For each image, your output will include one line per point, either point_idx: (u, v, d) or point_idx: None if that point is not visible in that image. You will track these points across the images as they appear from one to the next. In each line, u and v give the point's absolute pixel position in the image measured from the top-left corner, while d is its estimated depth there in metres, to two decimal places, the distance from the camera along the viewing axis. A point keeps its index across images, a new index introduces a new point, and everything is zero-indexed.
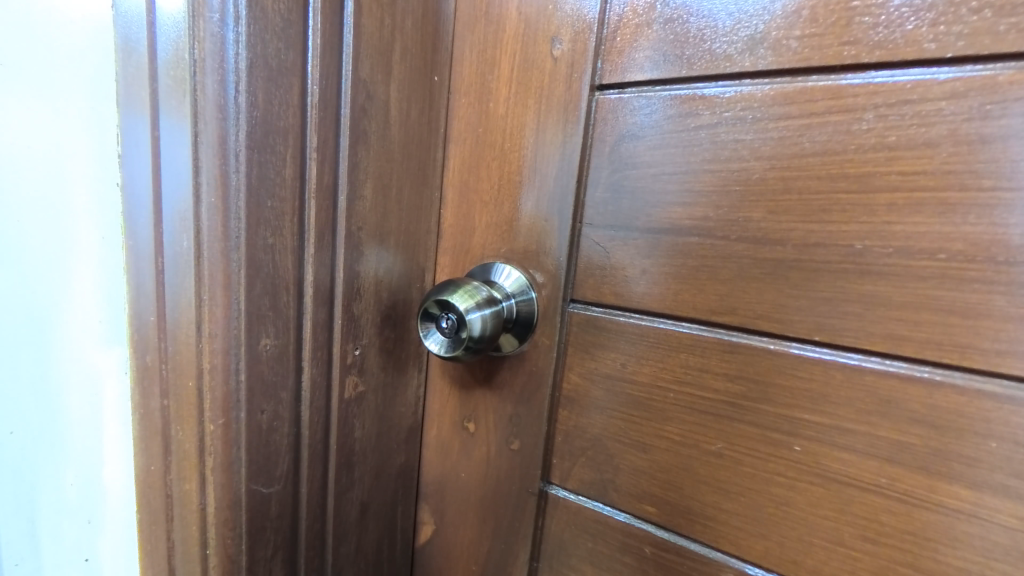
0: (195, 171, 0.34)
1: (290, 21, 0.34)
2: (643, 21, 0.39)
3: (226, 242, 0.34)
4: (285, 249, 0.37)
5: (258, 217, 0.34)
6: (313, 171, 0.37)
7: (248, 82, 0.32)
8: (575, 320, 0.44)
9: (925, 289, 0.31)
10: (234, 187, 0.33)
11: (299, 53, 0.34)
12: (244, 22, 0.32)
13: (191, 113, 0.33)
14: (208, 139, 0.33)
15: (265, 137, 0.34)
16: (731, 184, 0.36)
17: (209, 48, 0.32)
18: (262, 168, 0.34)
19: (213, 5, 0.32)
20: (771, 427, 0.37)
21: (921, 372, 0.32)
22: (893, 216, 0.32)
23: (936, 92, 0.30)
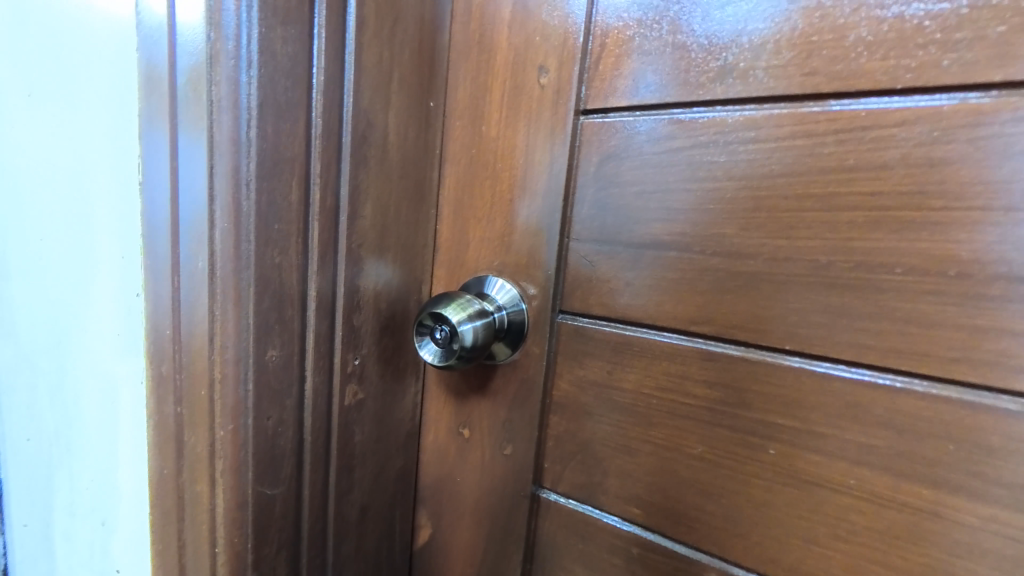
0: (210, 199, 0.37)
1: (297, 61, 0.37)
2: (623, 52, 0.42)
3: (237, 262, 0.37)
4: (291, 266, 0.39)
5: (266, 237, 0.37)
6: (316, 194, 0.39)
7: (259, 118, 0.35)
8: (564, 328, 0.47)
9: (886, 302, 0.33)
10: (245, 212, 0.36)
11: (305, 88, 0.37)
12: (255, 66, 0.35)
13: (207, 144, 0.36)
14: (222, 169, 0.36)
15: (274, 166, 0.37)
16: (707, 203, 0.39)
17: (225, 89, 0.35)
18: (271, 194, 0.37)
19: (229, 50, 0.35)
20: (747, 430, 0.39)
21: (882, 379, 0.34)
22: (854, 233, 0.34)
23: (889, 119, 0.33)
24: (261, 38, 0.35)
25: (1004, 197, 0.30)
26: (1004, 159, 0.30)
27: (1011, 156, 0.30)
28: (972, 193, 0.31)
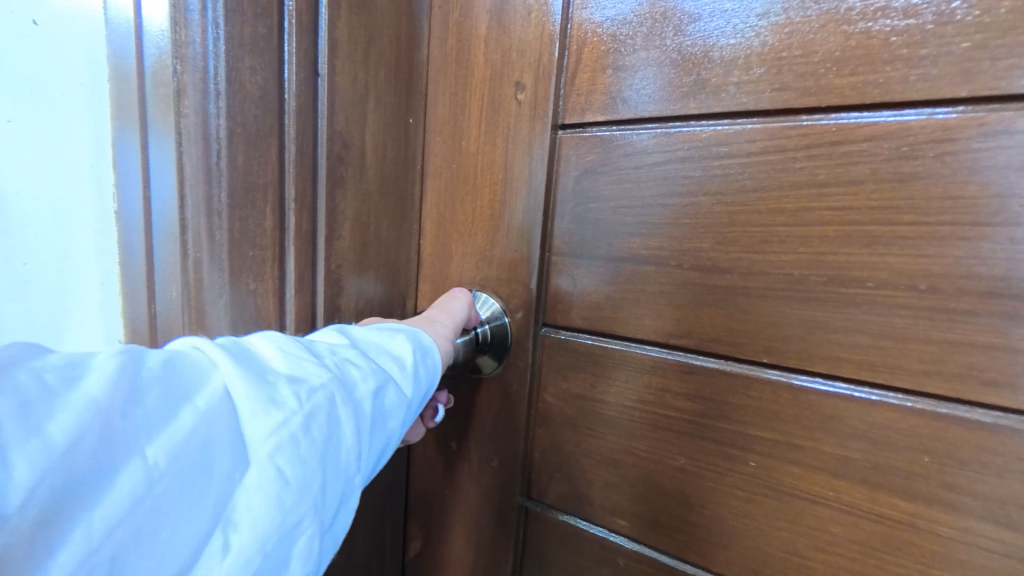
0: (182, 229, 0.37)
1: (268, 89, 0.37)
2: (598, 67, 0.42)
3: (210, 291, 0.38)
4: (267, 291, 0.40)
5: (241, 264, 0.38)
6: (291, 219, 0.40)
7: (228, 148, 0.36)
8: (547, 341, 0.47)
9: (860, 315, 0.34)
10: (218, 241, 0.37)
11: (276, 115, 0.38)
12: (222, 97, 0.35)
13: (176, 177, 0.37)
14: (194, 201, 0.37)
15: (246, 194, 0.37)
16: (683, 217, 0.39)
17: (194, 120, 0.35)
18: (244, 222, 0.37)
19: (195, 83, 0.35)
20: (727, 442, 0.40)
21: (856, 393, 0.34)
22: (826, 247, 0.34)
23: (858, 134, 0.33)
24: (228, 70, 0.35)
25: (972, 212, 0.30)
26: (971, 174, 0.30)
27: (976, 171, 0.30)
28: (941, 208, 0.31)
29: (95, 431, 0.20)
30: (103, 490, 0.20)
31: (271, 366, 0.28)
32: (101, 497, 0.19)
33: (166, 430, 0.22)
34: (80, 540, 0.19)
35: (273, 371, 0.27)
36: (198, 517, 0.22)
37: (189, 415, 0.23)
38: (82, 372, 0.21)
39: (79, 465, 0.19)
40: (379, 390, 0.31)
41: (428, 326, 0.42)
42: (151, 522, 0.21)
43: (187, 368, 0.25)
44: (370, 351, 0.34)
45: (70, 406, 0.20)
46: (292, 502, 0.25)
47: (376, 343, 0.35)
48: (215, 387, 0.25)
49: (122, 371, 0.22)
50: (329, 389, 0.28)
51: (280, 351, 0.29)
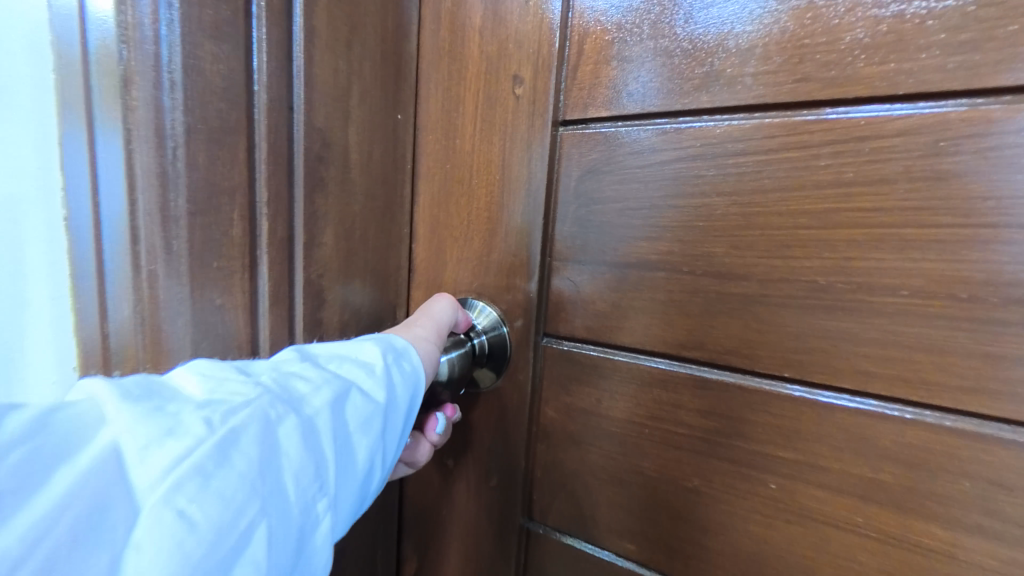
0: (133, 240, 0.34)
1: (233, 80, 0.34)
2: (602, 59, 0.39)
3: (169, 310, 0.34)
4: (235, 307, 0.36)
5: (205, 276, 0.34)
6: (264, 224, 0.36)
7: (187, 145, 0.32)
8: (548, 353, 0.44)
9: (892, 326, 0.31)
10: (177, 252, 0.33)
11: (244, 111, 0.34)
12: (178, 87, 0.31)
13: (126, 181, 0.33)
14: (147, 207, 0.33)
15: (209, 199, 0.34)
16: (695, 220, 0.36)
17: (144, 115, 0.31)
18: (208, 230, 0.34)
19: (145, 70, 0.31)
20: (745, 463, 0.37)
21: (885, 410, 0.32)
22: (854, 252, 0.31)
23: (889, 129, 0.30)
24: (186, 57, 0.31)
25: (1016, 213, 0.27)
26: (1016, 171, 0.27)
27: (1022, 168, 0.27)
28: (982, 208, 0.28)
29: None
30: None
31: (189, 397, 0.25)
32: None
33: (41, 490, 0.20)
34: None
35: (191, 401, 0.25)
36: None
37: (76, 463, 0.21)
38: None
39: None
40: (330, 403, 0.29)
41: (406, 332, 0.40)
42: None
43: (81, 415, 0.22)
44: (326, 364, 0.32)
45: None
46: (224, 546, 0.22)
47: (328, 356, 0.33)
48: (110, 432, 0.22)
49: None
50: (264, 411, 0.26)
51: (204, 381, 0.26)
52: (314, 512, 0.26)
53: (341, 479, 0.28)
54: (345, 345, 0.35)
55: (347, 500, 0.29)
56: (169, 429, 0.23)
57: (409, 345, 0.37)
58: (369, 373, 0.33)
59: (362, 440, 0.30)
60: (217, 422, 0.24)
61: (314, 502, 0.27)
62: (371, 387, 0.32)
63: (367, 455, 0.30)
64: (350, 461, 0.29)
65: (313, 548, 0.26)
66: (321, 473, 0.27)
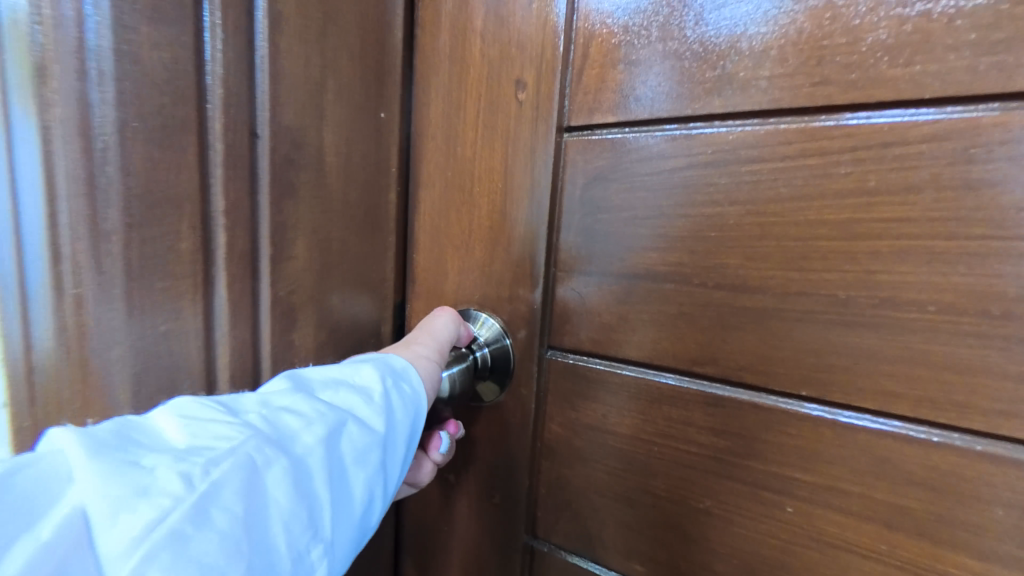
0: (53, 258, 0.28)
1: (179, 73, 0.30)
2: (608, 62, 0.37)
3: (98, 338, 0.29)
4: (188, 331, 0.33)
5: (145, 292, 0.30)
6: (222, 237, 0.33)
7: (122, 148, 0.28)
8: (553, 366, 0.43)
9: (918, 343, 0.29)
10: (110, 270, 0.29)
11: (194, 108, 0.31)
12: (110, 80, 0.27)
13: (42, 188, 0.27)
14: (72, 221, 0.28)
15: (151, 210, 0.30)
16: (706, 230, 0.35)
17: (66, 111, 0.27)
18: (149, 244, 0.30)
19: (67, 56, 0.26)
20: (759, 485, 0.35)
21: (907, 432, 0.30)
22: (877, 264, 0.30)
23: (915, 135, 0.28)
24: (117, 45, 0.27)
25: None
26: None
27: None
28: (1017, 218, 0.26)
29: None
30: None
31: (169, 446, 0.24)
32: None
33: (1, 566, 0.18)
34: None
35: (176, 450, 0.24)
36: None
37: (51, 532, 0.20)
38: None
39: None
40: (322, 439, 0.28)
41: (405, 350, 0.39)
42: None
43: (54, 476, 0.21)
44: (320, 393, 0.31)
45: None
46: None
47: (320, 385, 0.32)
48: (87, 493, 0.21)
49: None
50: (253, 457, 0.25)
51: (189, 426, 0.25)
52: (310, 556, 0.26)
53: (335, 518, 0.27)
54: (340, 369, 0.33)
55: (343, 538, 0.28)
56: (143, 486, 0.22)
57: (407, 365, 0.36)
58: (367, 401, 0.32)
59: (357, 474, 0.29)
60: (195, 473, 0.23)
61: (309, 545, 0.26)
62: (366, 416, 0.31)
63: (363, 489, 0.29)
64: (347, 498, 0.28)
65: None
66: (311, 515, 0.26)
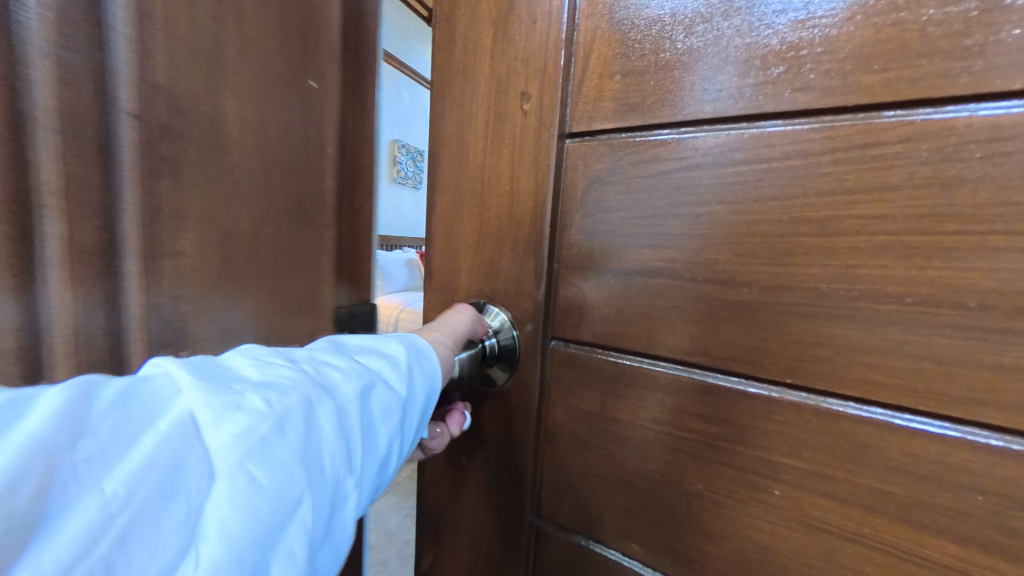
0: None
1: None
2: (605, 73, 0.40)
3: None
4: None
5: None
6: (55, 227, 0.23)
7: None
8: (556, 355, 0.46)
9: (897, 334, 0.30)
10: None
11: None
12: None
13: None
14: None
15: None
16: (697, 228, 0.37)
17: None
18: None
19: None
20: (748, 469, 0.37)
21: (885, 419, 0.31)
22: (856, 259, 0.31)
23: (892, 135, 0.30)
24: None
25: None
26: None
27: None
28: (990, 214, 0.27)
29: (26, 468, 0.17)
30: (58, 523, 0.18)
31: (238, 376, 0.26)
32: (54, 530, 0.17)
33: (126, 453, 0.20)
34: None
35: (246, 381, 0.26)
36: (162, 548, 0.20)
37: (141, 430, 0.21)
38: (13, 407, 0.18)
39: (23, 502, 0.17)
40: (360, 390, 0.31)
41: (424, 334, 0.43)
42: (124, 551, 0.19)
43: (139, 388, 0.23)
44: (353, 354, 0.34)
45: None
46: (282, 513, 0.24)
47: (355, 349, 0.35)
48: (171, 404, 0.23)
49: (58, 397, 0.19)
50: (310, 394, 0.28)
51: (252, 363, 0.28)
52: (344, 490, 0.28)
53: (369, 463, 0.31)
54: (368, 340, 0.37)
55: (368, 479, 0.31)
56: (236, 404, 0.24)
57: (429, 345, 0.40)
58: (394, 365, 0.36)
59: (384, 428, 0.32)
60: (276, 400, 0.26)
61: (345, 480, 0.28)
62: (393, 379, 0.35)
63: (388, 442, 0.33)
64: (374, 446, 0.31)
65: (340, 524, 0.28)
66: (353, 454, 0.29)
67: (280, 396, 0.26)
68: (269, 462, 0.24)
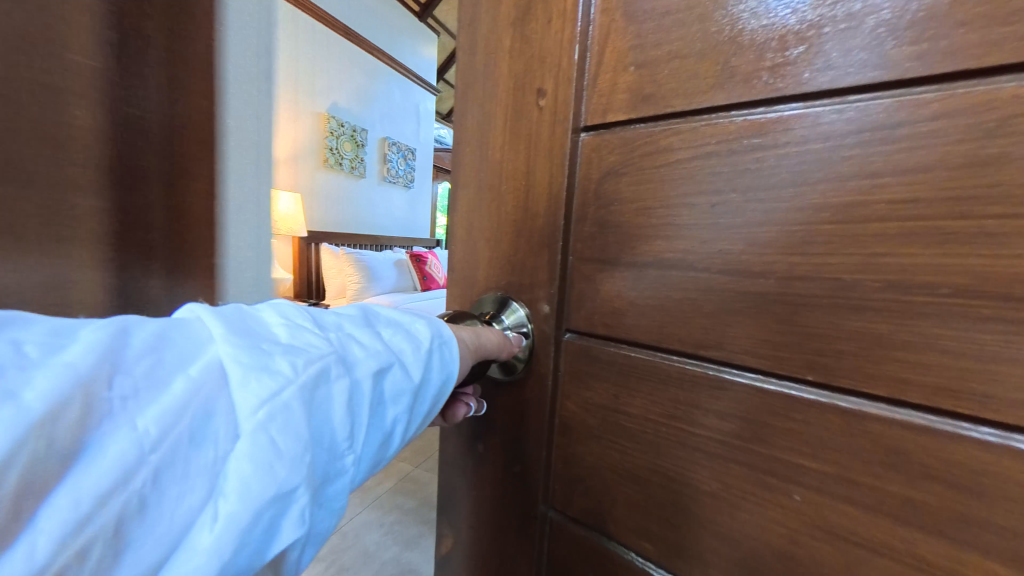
0: None
1: None
2: (619, 66, 0.41)
3: None
4: None
5: None
6: None
7: None
8: (570, 347, 0.46)
9: (930, 328, 0.28)
10: None
11: None
12: None
13: None
14: None
15: None
16: (710, 218, 0.36)
17: None
18: None
19: None
20: (764, 470, 0.35)
21: (911, 420, 0.29)
22: (883, 247, 0.29)
23: (924, 112, 0.27)
24: None
25: None
26: None
27: None
28: None
29: (80, 398, 0.21)
30: (98, 451, 0.22)
31: (269, 342, 0.31)
32: (94, 458, 0.21)
33: (160, 393, 0.25)
34: (80, 487, 0.21)
35: (275, 346, 0.31)
36: (184, 483, 0.24)
37: (174, 376, 0.25)
38: (69, 342, 0.23)
39: (73, 427, 0.21)
40: (376, 368, 0.35)
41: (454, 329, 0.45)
42: (154, 480, 0.23)
43: (177, 342, 0.27)
44: (378, 332, 0.38)
45: (50, 370, 0.21)
46: (282, 468, 0.27)
47: (383, 326, 0.39)
48: (205, 357, 0.27)
49: (104, 338, 0.24)
50: (327, 364, 0.31)
51: (283, 330, 0.33)
52: (345, 457, 0.32)
53: (370, 436, 0.34)
54: (394, 318, 0.41)
55: (369, 451, 0.34)
56: (259, 364, 0.29)
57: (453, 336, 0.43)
58: (416, 348, 0.39)
59: (392, 406, 0.36)
60: (298, 364, 0.30)
61: (347, 449, 0.32)
62: (411, 362, 0.38)
63: (394, 420, 0.36)
64: (380, 420, 0.35)
65: (337, 487, 0.32)
66: (358, 426, 0.33)
67: (299, 363, 0.30)
68: (278, 423, 0.27)
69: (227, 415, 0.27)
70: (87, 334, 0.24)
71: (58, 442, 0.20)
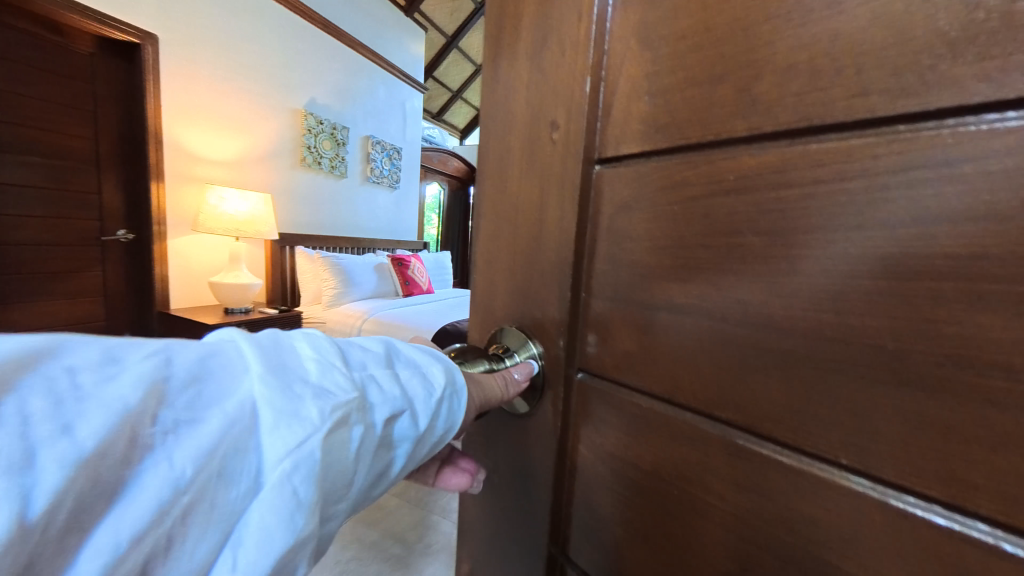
0: None
1: None
2: (633, 95, 0.38)
3: None
4: None
5: None
6: None
7: None
8: (581, 388, 0.44)
9: (1007, 420, 0.22)
10: None
11: None
12: None
13: None
14: None
15: None
16: (730, 262, 0.33)
17: None
18: None
19: None
20: (793, 556, 0.30)
21: (962, 527, 0.24)
22: (942, 312, 0.24)
23: (996, 146, 0.22)
24: None
25: None
26: None
27: None
28: None
29: (126, 438, 0.27)
30: (141, 486, 0.27)
31: (293, 382, 0.34)
32: (137, 492, 0.27)
33: (195, 432, 0.29)
34: (129, 517, 0.26)
35: (300, 387, 0.34)
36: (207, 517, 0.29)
37: (208, 415, 0.30)
38: (121, 374, 0.29)
39: (119, 465, 0.26)
40: (389, 414, 0.38)
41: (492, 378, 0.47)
42: (188, 513, 0.28)
43: (216, 379, 0.32)
44: (400, 371, 0.41)
45: (105, 408, 0.27)
46: (295, 510, 0.31)
47: (405, 365, 0.42)
48: (237, 398, 0.32)
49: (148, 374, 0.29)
50: (343, 411, 0.34)
51: (313, 366, 0.36)
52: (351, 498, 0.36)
53: (376, 477, 0.37)
54: (419, 356, 0.43)
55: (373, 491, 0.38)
56: (286, 409, 0.32)
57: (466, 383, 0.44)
58: (433, 394, 0.41)
59: (400, 449, 0.39)
60: (321, 410, 0.33)
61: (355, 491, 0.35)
62: (424, 409, 0.40)
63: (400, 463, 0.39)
64: (387, 462, 0.38)
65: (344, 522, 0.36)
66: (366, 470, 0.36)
67: (319, 410, 0.33)
68: (293, 471, 0.31)
69: (252, 456, 0.31)
70: (139, 364, 0.30)
71: (112, 473, 0.26)
